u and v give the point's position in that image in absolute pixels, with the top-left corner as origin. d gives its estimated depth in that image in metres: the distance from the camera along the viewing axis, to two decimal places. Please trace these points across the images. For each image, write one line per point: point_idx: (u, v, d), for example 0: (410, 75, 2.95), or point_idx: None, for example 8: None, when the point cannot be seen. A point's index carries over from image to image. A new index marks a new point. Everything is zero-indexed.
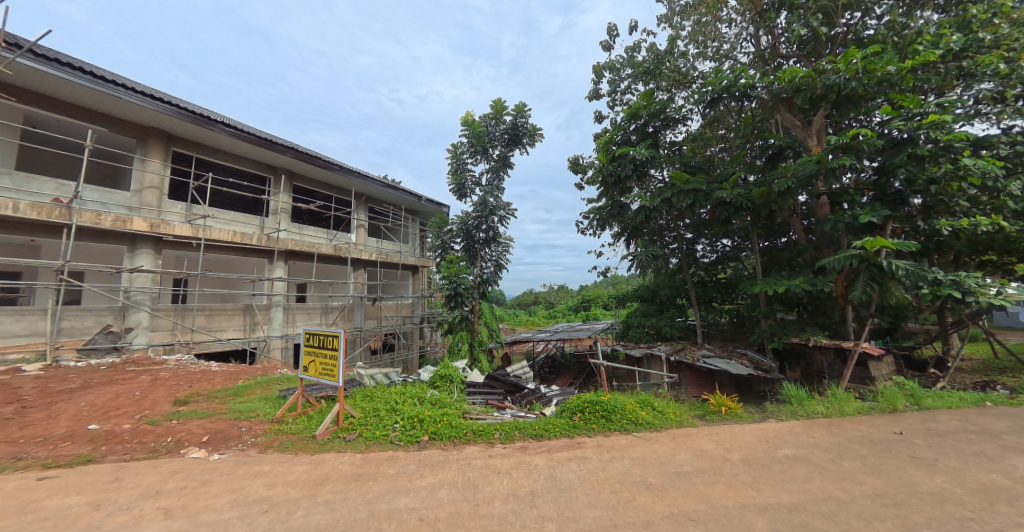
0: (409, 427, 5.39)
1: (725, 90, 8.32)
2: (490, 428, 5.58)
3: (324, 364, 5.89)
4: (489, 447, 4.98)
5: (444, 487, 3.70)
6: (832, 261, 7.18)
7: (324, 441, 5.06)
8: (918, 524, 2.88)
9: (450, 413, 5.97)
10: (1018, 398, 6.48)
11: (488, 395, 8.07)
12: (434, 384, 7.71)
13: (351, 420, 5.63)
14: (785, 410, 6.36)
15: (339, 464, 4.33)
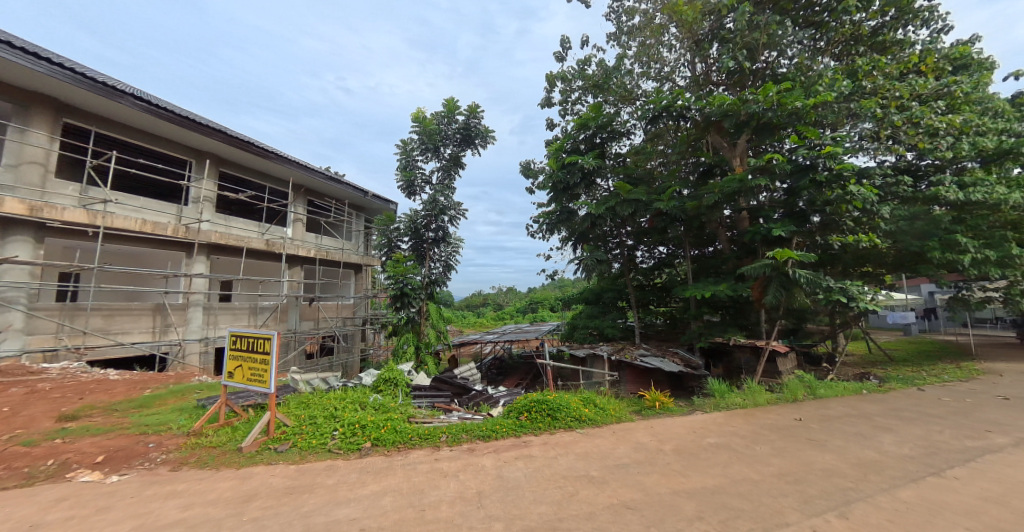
0: (350, 434, 5.12)
1: (664, 109, 9.05)
2: (437, 431, 5.47)
3: (252, 370, 5.37)
4: (436, 450, 4.90)
5: (389, 494, 3.58)
6: (750, 269, 8.12)
7: (252, 454, 4.61)
8: (812, 496, 3.37)
9: (395, 418, 5.78)
10: (886, 386, 7.83)
11: (436, 397, 7.90)
12: (377, 389, 7.39)
13: (284, 429, 5.20)
14: (709, 403, 7.05)
15: (269, 478, 3.98)
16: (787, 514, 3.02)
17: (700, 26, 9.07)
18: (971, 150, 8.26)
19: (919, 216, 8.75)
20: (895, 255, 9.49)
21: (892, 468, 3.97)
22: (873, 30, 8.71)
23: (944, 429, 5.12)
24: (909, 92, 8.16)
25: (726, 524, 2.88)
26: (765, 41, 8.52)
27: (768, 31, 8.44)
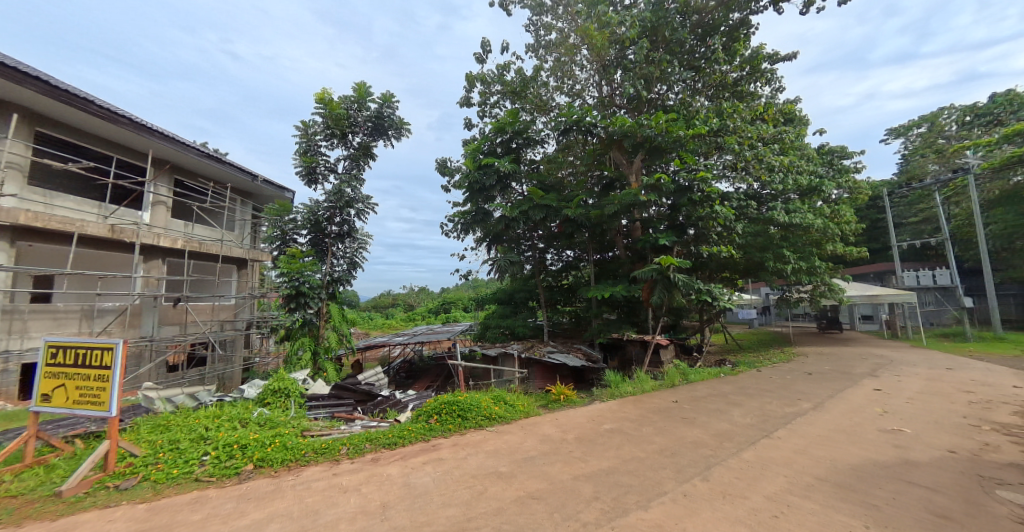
0: (225, 458, 4.30)
1: (574, 123, 9.76)
2: (336, 443, 4.76)
3: (81, 389, 4.18)
4: (335, 465, 4.27)
5: (274, 521, 3.09)
6: (641, 273, 9.25)
7: (75, 500, 3.45)
8: (685, 465, 3.95)
9: (285, 434, 5.00)
10: (737, 370, 9.61)
11: (336, 407, 7.16)
12: (262, 403, 6.43)
13: (129, 461, 4.15)
14: (606, 392, 7.78)
15: (102, 524, 3.09)
16: (666, 484, 3.50)
17: (607, 52, 10.03)
18: (793, 185, 10.67)
19: (760, 233, 10.98)
20: (744, 264, 11.74)
21: (739, 435, 4.88)
22: (734, 80, 10.63)
23: (773, 402, 6.51)
24: (756, 134, 10.22)
25: (619, 500, 3.21)
26: (658, 75, 9.80)
27: (660, 68, 9.73)
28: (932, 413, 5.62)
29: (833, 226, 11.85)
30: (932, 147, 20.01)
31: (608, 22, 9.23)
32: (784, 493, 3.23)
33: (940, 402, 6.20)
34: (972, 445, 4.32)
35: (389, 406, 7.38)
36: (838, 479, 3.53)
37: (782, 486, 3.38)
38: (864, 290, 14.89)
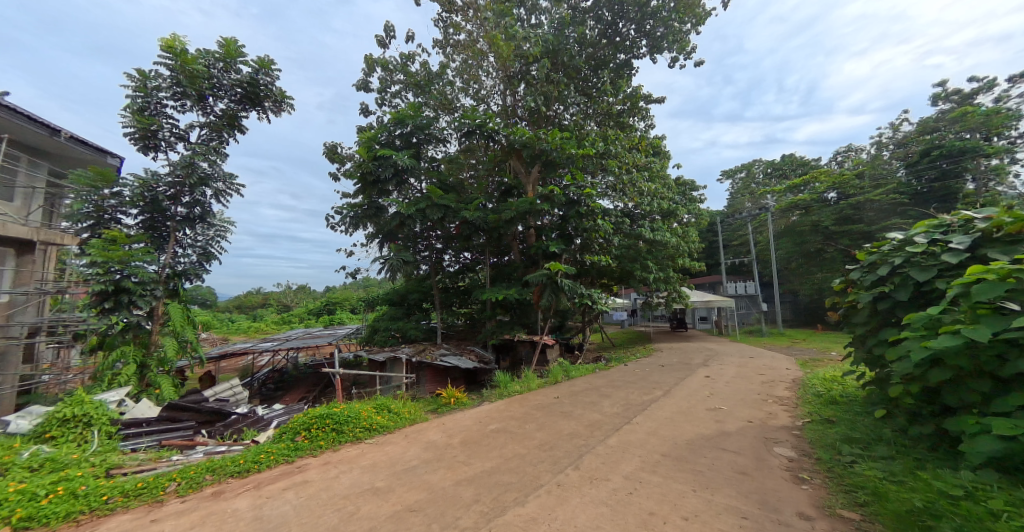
0: None
1: (478, 127, 9.80)
2: (161, 480, 3.78)
3: None
4: (155, 508, 3.35)
5: None
6: (532, 277, 9.71)
7: None
8: (560, 456, 4.20)
9: (74, 478, 3.72)
10: (610, 365, 10.76)
11: (168, 433, 5.69)
12: (43, 438, 4.76)
13: None
14: (495, 393, 7.82)
15: None
16: (542, 476, 3.66)
17: (512, 64, 10.37)
18: (658, 208, 12.51)
19: (631, 246, 12.60)
20: (618, 272, 13.30)
21: (607, 424, 5.42)
22: (619, 111, 11.95)
23: (635, 392, 7.44)
24: (632, 161, 11.74)
25: (497, 500, 3.25)
26: (555, 95, 10.50)
27: (557, 88, 10.43)
28: (741, 392, 7.15)
29: (684, 244, 14.27)
30: (750, 189, 25.78)
31: (513, 35, 9.52)
32: (637, 472, 3.70)
33: (746, 383, 7.92)
34: (763, 415, 5.61)
35: (245, 427, 6.15)
36: (676, 453, 4.20)
37: (636, 465, 3.86)
38: (703, 297, 18.29)
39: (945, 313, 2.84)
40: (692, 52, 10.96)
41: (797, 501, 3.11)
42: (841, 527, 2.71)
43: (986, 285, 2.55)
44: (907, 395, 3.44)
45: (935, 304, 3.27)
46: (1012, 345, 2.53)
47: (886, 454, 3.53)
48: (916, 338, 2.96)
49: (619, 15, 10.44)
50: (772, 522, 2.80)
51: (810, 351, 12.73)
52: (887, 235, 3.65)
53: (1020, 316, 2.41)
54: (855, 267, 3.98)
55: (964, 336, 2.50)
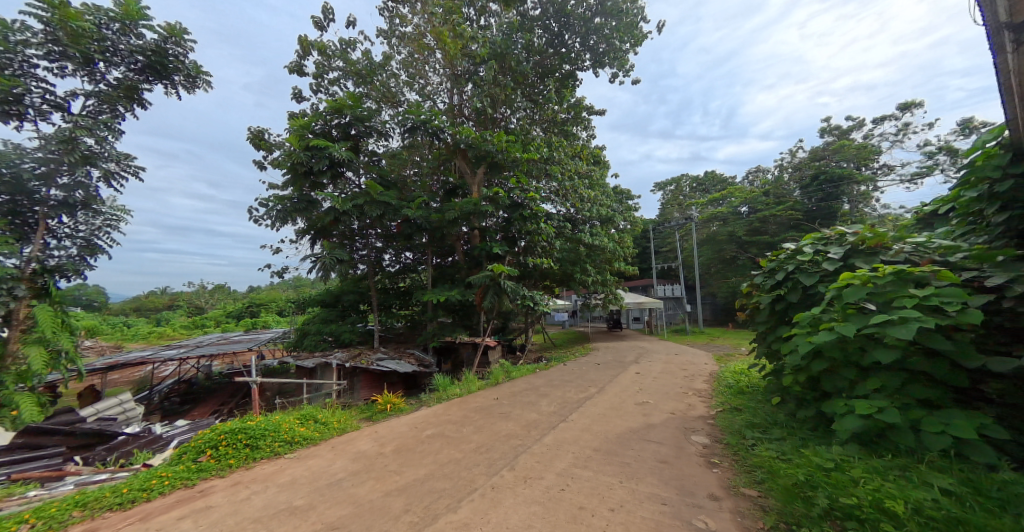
0: None
1: (422, 123, 9.51)
2: (10, 521, 3.09)
3: None
4: None
5: None
6: (475, 278, 9.60)
7: None
8: (495, 458, 4.17)
9: None
10: (549, 365, 11.01)
11: (26, 464, 4.71)
12: None
13: None
14: (433, 397, 7.51)
15: None
16: (477, 480, 3.61)
17: (459, 63, 10.24)
18: (597, 214, 13.10)
19: (572, 250, 13.05)
20: (559, 274, 13.69)
21: (543, 423, 5.51)
22: (563, 120, 12.32)
23: (571, 390, 7.69)
24: (573, 168, 12.20)
25: (429, 508, 3.15)
26: (502, 98, 10.55)
27: (504, 92, 10.49)
28: (666, 386, 7.71)
29: (620, 249, 15.12)
30: (678, 201, 28.11)
31: (461, 33, 9.39)
32: (569, 468, 3.81)
33: (671, 378, 8.55)
34: (683, 407, 6.11)
35: (136, 448, 5.30)
36: (606, 447, 4.40)
37: (569, 462, 3.97)
38: (636, 299, 19.51)
39: (824, 312, 3.30)
40: (631, 71, 11.66)
41: (709, 484, 3.41)
42: (744, 505, 3.02)
43: (854, 288, 3.00)
44: (796, 384, 3.93)
45: (818, 305, 3.78)
46: (871, 339, 3.00)
47: (779, 436, 4.01)
48: (803, 334, 3.40)
49: (564, 26, 10.77)
50: (687, 505, 3.04)
51: (724, 347, 14.17)
52: (784, 245, 4.14)
53: (877, 315, 2.87)
54: (758, 272, 4.47)
55: (837, 332, 2.93)
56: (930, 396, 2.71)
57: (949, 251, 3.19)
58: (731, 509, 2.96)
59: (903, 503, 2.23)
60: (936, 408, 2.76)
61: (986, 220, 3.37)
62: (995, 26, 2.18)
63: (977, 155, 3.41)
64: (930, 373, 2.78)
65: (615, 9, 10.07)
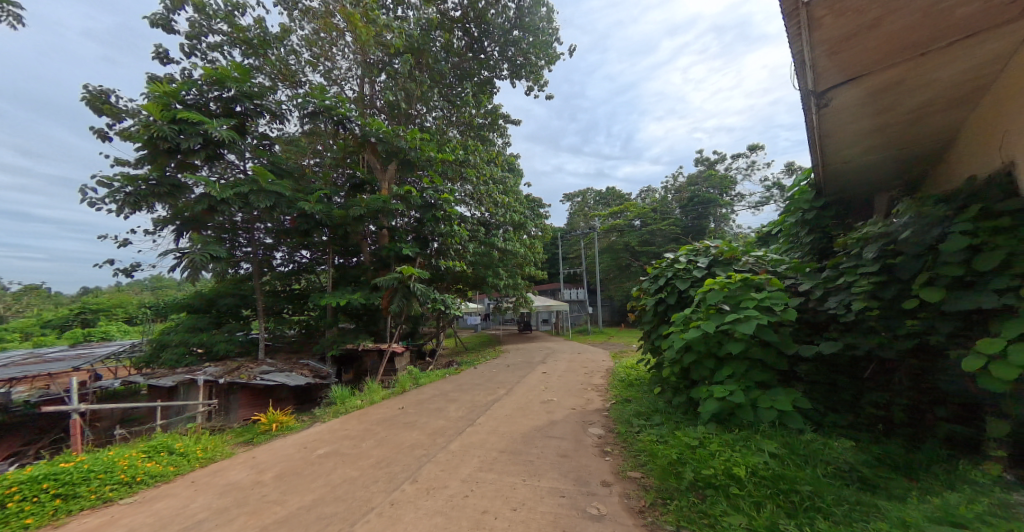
0: None
1: (325, 109, 8.67)
2: None
3: None
4: None
5: None
6: (382, 280, 8.99)
7: None
8: (397, 472, 3.93)
9: None
10: (459, 369, 10.86)
11: None
12: None
13: None
14: (329, 410, 6.76)
15: None
16: (374, 498, 3.36)
17: (372, 51, 9.63)
18: (510, 220, 13.45)
19: (485, 254, 13.16)
20: (472, 277, 13.67)
21: (450, 429, 5.40)
22: (479, 125, 12.40)
23: (480, 393, 7.69)
24: (489, 173, 12.32)
25: None
26: (418, 95, 10.14)
27: (420, 89, 10.13)
28: (569, 384, 8.20)
29: (531, 255, 15.72)
30: (583, 211, 30.38)
31: (375, 20, 8.83)
32: (474, 473, 3.78)
33: (573, 376, 9.13)
34: (583, 402, 6.56)
35: None
36: (512, 447, 4.49)
37: (475, 466, 3.95)
38: (544, 302, 20.46)
39: (693, 312, 3.83)
40: (545, 86, 12.26)
41: (602, 471, 3.71)
42: (630, 487, 3.35)
43: (715, 292, 3.58)
44: (672, 376, 4.51)
45: (689, 307, 4.39)
46: (726, 334, 3.60)
47: (659, 422, 4.53)
48: (677, 332, 3.92)
49: (484, 33, 10.86)
50: (583, 495, 3.25)
51: (619, 345, 15.69)
52: (665, 255, 4.73)
53: (730, 314, 3.46)
54: (644, 278, 5.04)
55: (702, 329, 3.46)
56: (764, 379, 3.38)
57: (776, 263, 4.02)
58: (620, 493, 3.24)
59: (745, 468, 2.70)
60: (767, 388, 3.43)
61: (801, 239, 4.33)
62: (805, 94, 2.79)
63: (797, 189, 4.36)
64: (763, 360, 3.45)
65: (532, 25, 10.49)
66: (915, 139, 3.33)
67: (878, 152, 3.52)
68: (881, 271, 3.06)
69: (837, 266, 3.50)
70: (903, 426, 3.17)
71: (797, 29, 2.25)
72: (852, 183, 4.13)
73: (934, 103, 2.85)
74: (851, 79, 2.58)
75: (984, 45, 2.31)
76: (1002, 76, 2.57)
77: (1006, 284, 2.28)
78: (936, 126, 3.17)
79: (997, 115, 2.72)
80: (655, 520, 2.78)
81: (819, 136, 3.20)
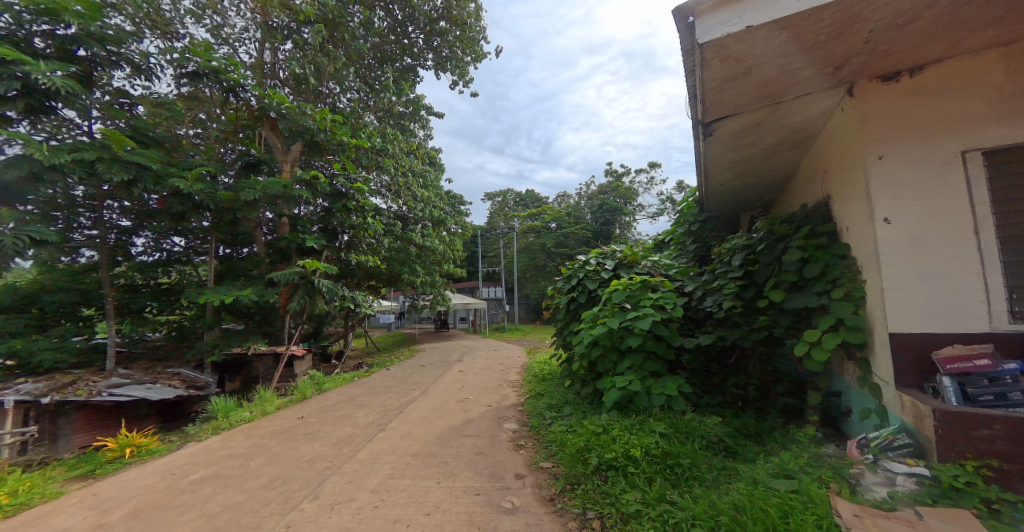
0: None
1: (211, 71, 7.36)
2: None
3: None
4: None
5: None
6: (279, 275, 7.92)
7: None
8: (294, 491, 3.47)
9: None
10: (369, 371, 10.14)
11: None
12: None
13: None
14: (206, 427, 5.70)
15: None
16: (265, 524, 2.91)
17: (275, 14, 8.46)
18: (429, 215, 13.00)
19: (401, 250, 12.52)
20: (386, 274, 12.89)
21: (358, 437, 4.97)
22: (400, 113, 11.73)
23: (392, 396, 7.26)
24: (408, 165, 11.75)
25: None
26: (331, 72, 9.15)
27: (333, 65, 9.18)
28: (485, 381, 8.21)
29: (449, 252, 15.42)
30: (503, 211, 30.85)
31: None
32: (386, 481, 3.53)
33: (490, 373, 9.17)
34: (499, 398, 6.61)
35: None
36: (426, 450, 4.30)
37: (386, 474, 3.69)
38: (462, 300, 20.26)
39: (601, 311, 4.07)
40: (470, 83, 12.07)
41: (515, 464, 3.75)
42: (542, 477, 3.44)
43: (619, 292, 3.88)
44: (581, 370, 4.75)
45: (598, 306, 4.66)
46: (627, 330, 3.90)
47: (568, 412, 4.76)
48: (586, 329, 4.13)
49: (408, 18, 10.25)
50: (497, 490, 3.22)
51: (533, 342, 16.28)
52: (577, 256, 4.95)
53: (631, 311, 3.75)
54: (559, 278, 5.22)
55: (607, 325, 3.71)
56: (656, 369, 3.75)
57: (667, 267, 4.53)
58: (532, 484, 3.30)
59: (640, 448, 2.94)
60: (659, 377, 3.81)
61: (688, 247, 4.93)
62: (694, 122, 3.14)
63: (685, 204, 4.98)
64: (657, 352, 3.82)
65: (459, 19, 10.19)
66: (767, 171, 4.03)
67: (742, 179, 4.18)
68: (743, 276, 3.64)
69: (715, 271, 4.06)
70: (754, 401, 3.82)
71: (689, 66, 2.47)
72: (723, 202, 4.83)
73: (780, 143, 3.45)
74: (729, 115, 2.96)
75: (814, 103, 2.85)
76: (823, 130, 3.22)
77: (824, 288, 2.89)
78: (780, 163, 3.87)
79: (818, 160, 3.42)
80: (564, 505, 2.86)
81: (704, 159, 3.64)
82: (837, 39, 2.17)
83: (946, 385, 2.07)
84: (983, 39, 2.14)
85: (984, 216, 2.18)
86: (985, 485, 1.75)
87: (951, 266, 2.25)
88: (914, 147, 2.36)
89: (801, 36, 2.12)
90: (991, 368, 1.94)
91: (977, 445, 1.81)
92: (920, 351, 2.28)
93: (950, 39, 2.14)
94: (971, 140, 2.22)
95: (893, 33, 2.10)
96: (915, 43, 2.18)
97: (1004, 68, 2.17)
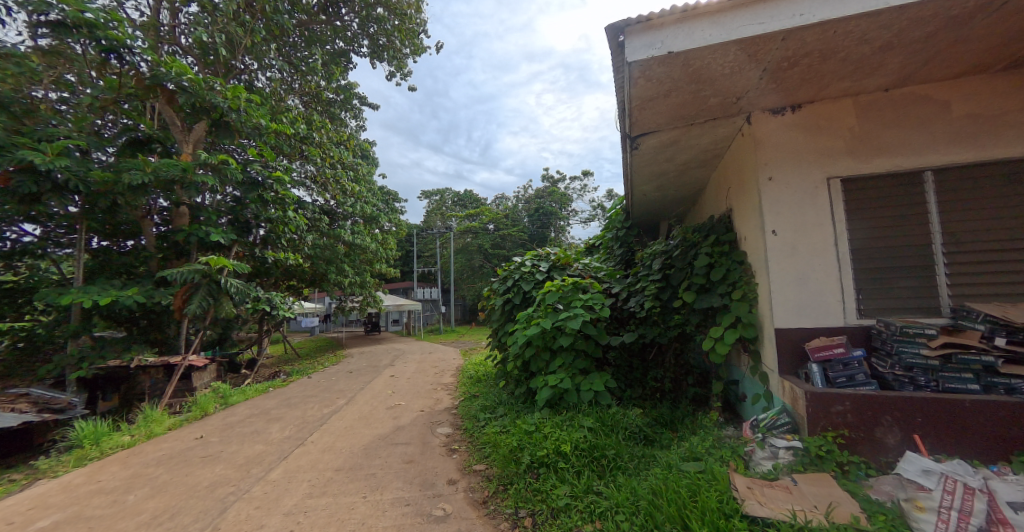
0: None
1: (85, 25, 6.22)
2: None
3: None
4: None
5: None
6: (173, 273, 6.77)
7: None
8: (186, 525, 2.97)
9: None
10: (287, 380, 9.21)
11: None
12: None
13: None
14: (65, 458, 4.66)
15: None
16: None
17: None
18: (359, 211, 12.25)
19: (328, 247, 11.62)
20: (308, 272, 11.86)
21: (270, 455, 4.45)
22: (330, 100, 10.80)
23: (313, 407, 6.67)
24: (336, 156, 10.93)
25: None
26: (246, 45, 8.14)
27: (251, 39, 8.23)
28: (416, 386, 7.90)
29: (382, 250, 14.67)
30: (439, 210, 30.21)
31: None
32: (302, 502, 3.19)
33: (422, 377, 8.88)
34: (431, 403, 6.39)
35: None
36: (350, 463, 3.99)
37: (302, 494, 3.34)
38: (395, 301, 19.40)
39: (534, 311, 4.13)
40: (408, 76, 11.58)
41: (447, 470, 3.63)
42: (474, 480, 3.37)
43: (552, 293, 3.97)
44: (515, 371, 4.77)
45: (532, 307, 4.73)
46: (559, 330, 4.00)
47: (502, 412, 4.75)
48: (520, 329, 4.15)
49: None
50: (428, 498, 3.09)
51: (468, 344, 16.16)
52: (513, 258, 4.99)
53: (563, 311, 3.87)
54: (494, 279, 5.21)
55: (540, 325, 3.77)
56: (585, 366, 3.89)
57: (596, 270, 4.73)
58: (464, 488, 3.21)
59: (570, 444, 3.01)
60: (588, 374, 3.95)
61: (616, 250, 5.21)
62: (621, 135, 3.31)
63: (613, 210, 5.28)
64: (585, 350, 3.96)
65: (398, 8, 9.78)
66: (682, 185, 4.42)
67: (661, 190, 4.52)
68: (660, 278, 3.94)
69: (639, 274, 4.35)
70: (669, 392, 4.15)
71: (619, 82, 2.58)
72: (647, 210, 5.19)
73: (691, 161, 3.81)
74: (650, 132, 3.17)
75: (718, 128, 3.18)
76: (724, 153, 3.63)
77: (726, 289, 3.24)
78: (693, 178, 4.26)
79: (722, 178, 3.83)
80: (497, 507, 2.81)
81: (630, 170, 3.86)
82: (737, 74, 2.43)
83: (813, 369, 2.40)
84: (840, 88, 2.59)
85: (841, 232, 2.62)
86: (841, 451, 2.04)
87: (818, 272, 2.64)
88: (793, 172, 2.75)
89: (711, 66, 2.35)
90: (845, 354, 2.34)
91: (834, 418, 2.10)
92: (798, 345, 2.63)
93: (818, 85, 2.55)
94: (832, 169, 2.67)
95: (780, 75, 2.43)
96: (795, 85, 2.55)
97: (853, 115, 2.66)
